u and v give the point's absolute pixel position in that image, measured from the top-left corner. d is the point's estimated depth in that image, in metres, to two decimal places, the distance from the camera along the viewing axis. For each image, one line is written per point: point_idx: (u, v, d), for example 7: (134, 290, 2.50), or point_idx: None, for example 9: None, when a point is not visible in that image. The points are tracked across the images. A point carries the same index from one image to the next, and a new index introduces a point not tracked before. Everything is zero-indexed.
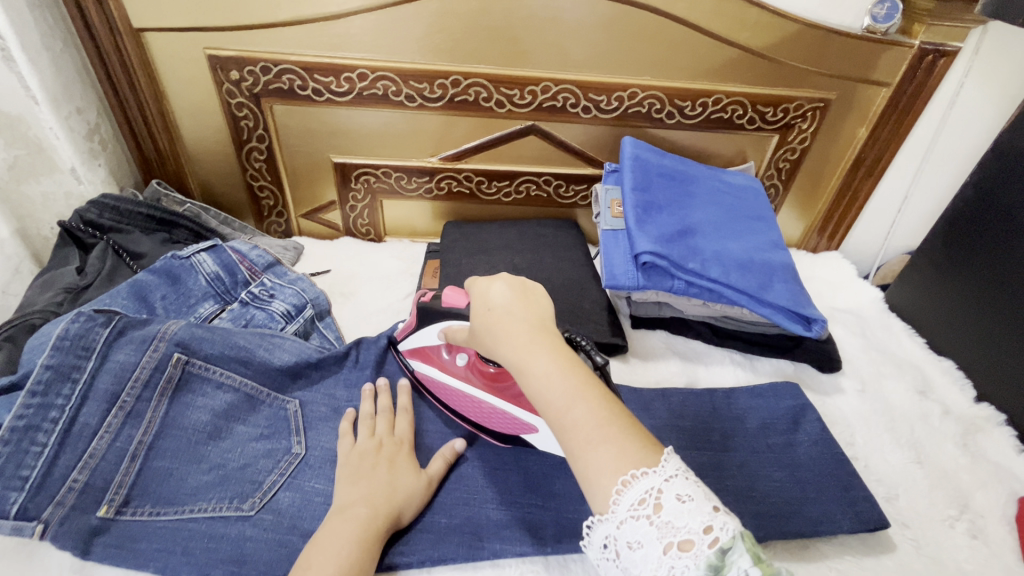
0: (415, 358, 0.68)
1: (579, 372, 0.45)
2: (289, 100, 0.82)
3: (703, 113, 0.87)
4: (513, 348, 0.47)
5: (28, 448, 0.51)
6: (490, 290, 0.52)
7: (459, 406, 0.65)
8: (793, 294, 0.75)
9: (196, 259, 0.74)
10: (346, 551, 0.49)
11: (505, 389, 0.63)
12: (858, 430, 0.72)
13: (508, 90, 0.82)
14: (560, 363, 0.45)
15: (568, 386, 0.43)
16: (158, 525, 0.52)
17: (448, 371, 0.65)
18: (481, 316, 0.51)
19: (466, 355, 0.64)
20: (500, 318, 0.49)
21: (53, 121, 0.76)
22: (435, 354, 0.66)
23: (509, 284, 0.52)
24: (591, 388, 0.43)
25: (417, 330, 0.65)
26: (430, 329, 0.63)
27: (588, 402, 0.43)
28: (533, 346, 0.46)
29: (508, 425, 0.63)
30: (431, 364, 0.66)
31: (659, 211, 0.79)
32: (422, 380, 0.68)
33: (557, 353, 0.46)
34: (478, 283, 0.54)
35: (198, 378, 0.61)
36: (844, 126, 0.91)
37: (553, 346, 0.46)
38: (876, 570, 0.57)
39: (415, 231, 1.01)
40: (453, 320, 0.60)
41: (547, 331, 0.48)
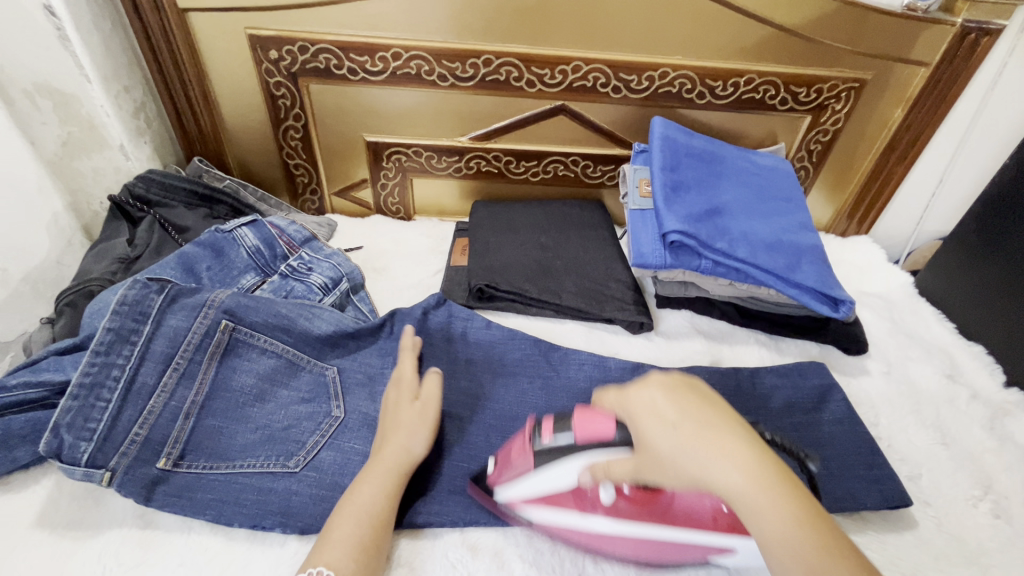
0: (535, 506, 0.54)
1: (816, 516, 0.37)
2: (326, 79, 0.84)
3: (734, 93, 0.87)
4: (730, 488, 0.38)
5: (94, 404, 0.55)
6: (661, 404, 0.41)
7: (612, 546, 0.53)
8: (821, 275, 0.75)
9: (238, 233, 0.78)
10: (370, 496, 0.52)
11: (658, 508, 0.49)
12: (883, 411, 0.73)
13: (540, 69, 0.83)
14: (790, 512, 0.37)
15: (813, 542, 0.36)
16: (212, 478, 0.56)
17: (590, 516, 0.51)
18: (668, 443, 0.40)
19: (615, 489, 0.48)
20: (705, 454, 0.39)
21: (103, 99, 0.80)
22: (562, 496, 0.52)
23: (676, 390, 0.42)
24: (839, 540, 0.36)
25: (535, 473, 0.52)
26: (566, 466, 0.50)
27: (842, 559, 0.35)
28: (748, 480, 0.38)
29: (688, 552, 0.51)
30: (561, 505, 0.52)
31: (687, 191, 0.79)
32: (549, 529, 0.54)
33: (780, 492, 0.38)
34: (633, 390, 0.44)
35: (244, 344, 0.64)
36: (879, 107, 0.89)
37: (781, 486, 0.38)
38: (897, 545, 0.59)
39: (444, 210, 1.03)
40: (599, 451, 0.48)
41: (760, 459, 0.39)
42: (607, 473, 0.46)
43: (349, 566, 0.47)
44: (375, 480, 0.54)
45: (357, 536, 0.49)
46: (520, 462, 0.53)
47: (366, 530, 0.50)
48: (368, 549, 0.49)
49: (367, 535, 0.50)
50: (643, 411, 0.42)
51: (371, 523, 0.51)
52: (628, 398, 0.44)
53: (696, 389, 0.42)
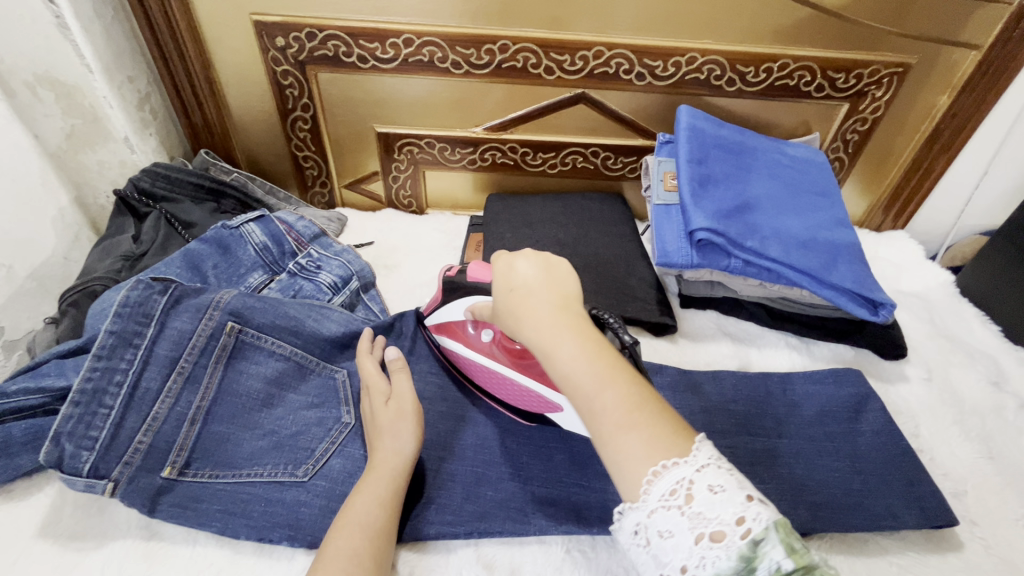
0: (440, 334, 0.66)
1: (608, 358, 0.42)
2: (335, 68, 0.81)
3: (767, 80, 0.81)
4: (533, 329, 0.44)
5: (97, 410, 0.53)
6: (512, 270, 0.48)
7: (486, 384, 0.64)
8: (859, 276, 0.70)
9: (246, 229, 0.75)
10: (369, 509, 0.50)
11: (529, 365, 0.61)
12: (924, 421, 0.69)
13: (559, 55, 0.78)
14: (583, 348, 0.42)
15: (594, 372, 0.41)
16: (218, 487, 0.54)
17: (472, 347, 0.64)
18: (504, 298, 0.48)
19: (492, 331, 0.63)
20: (523, 300, 0.46)
21: (107, 90, 0.77)
22: (458, 328, 0.65)
23: (533, 263, 0.48)
24: (620, 374, 0.41)
25: (441, 305, 0.65)
26: (457, 302, 0.62)
27: (616, 386, 0.41)
28: (552, 326, 0.43)
29: (535, 404, 0.60)
30: (456, 339, 0.65)
31: (715, 185, 0.75)
32: (449, 357, 0.67)
33: (580, 333, 0.43)
34: (501, 258, 0.51)
35: (251, 347, 0.62)
36: (923, 94, 0.83)
37: (580, 329, 0.44)
38: (941, 568, 0.55)
39: (457, 203, 0.99)
40: (481, 296, 0.59)
41: (572, 311, 0.45)
42: (478, 309, 0.58)
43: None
44: (372, 491, 0.51)
45: (358, 553, 0.47)
46: (433, 297, 0.66)
47: (367, 545, 0.48)
48: (368, 565, 0.47)
49: (369, 549, 0.48)
50: (497, 278, 0.49)
51: (372, 536, 0.48)
52: (501, 262, 0.50)
53: (544, 262, 0.49)
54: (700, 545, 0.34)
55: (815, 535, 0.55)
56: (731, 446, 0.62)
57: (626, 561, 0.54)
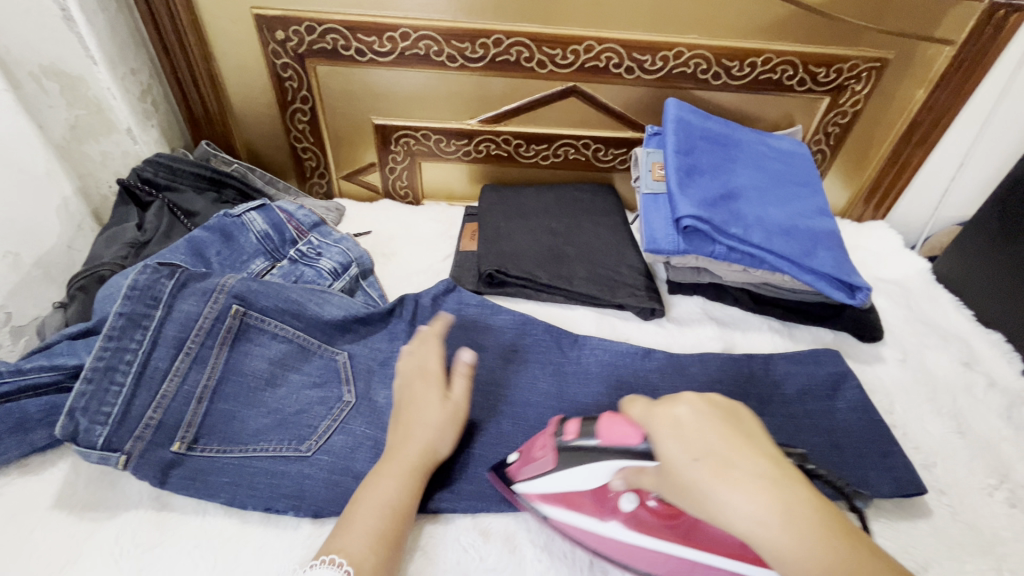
0: (552, 505, 0.54)
1: (866, 564, 0.32)
2: (333, 60, 0.83)
3: (751, 74, 0.84)
4: (753, 528, 0.33)
5: (108, 387, 0.55)
6: (684, 430, 0.37)
7: (632, 559, 0.51)
8: (838, 261, 0.74)
9: (247, 217, 0.77)
10: (388, 487, 0.52)
11: (683, 526, 0.49)
12: (898, 399, 0.72)
13: (551, 49, 0.81)
14: (829, 559, 0.32)
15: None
16: (225, 461, 0.56)
17: (609, 522, 0.51)
18: (685, 475, 0.36)
19: (642, 497, 0.50)
20: (724, 479, 0.34)
21: (110, 82, 0.79)
22: (583, 499, 0.52)
23: (700, 416, 0.37)
24: None
25: (559, 473, 0.52)
26: (593, 468, 0.50)
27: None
28: (779, 527, 0.32)
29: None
30: (581, 511, 0.53)
31: (701, 175, 0.78)
32: (563, 530, 0.54)
33: (818, 536, 0.32)
34: (652, 412, 0.40)
35: (255, 329, 0.64)
36: (901, 88, 0.87)
37: (826, 535, 0.32)
38: (911, 534, 0.58)
39: (452, 194, 1.02)
40: (625, 460, 0.47)
41: (794, 498, 0.33)
42: (635, 478, 0.46)
43: (365, 556, 0.47)
44: (397, 473, 0.53)
45: (377, 529, 0.49)
46: (540, 459, 0.53)
47: (386, 521, 0.50)
48: (383, 541, 0.49)
49: (387, 526, 0.50)
50: (664, 440, 0.38)
51: (389, 513, 0.50)
52: (652, 426, 0.39)
53: (722, 418, 0.37)
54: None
55: None
56: None
57: None
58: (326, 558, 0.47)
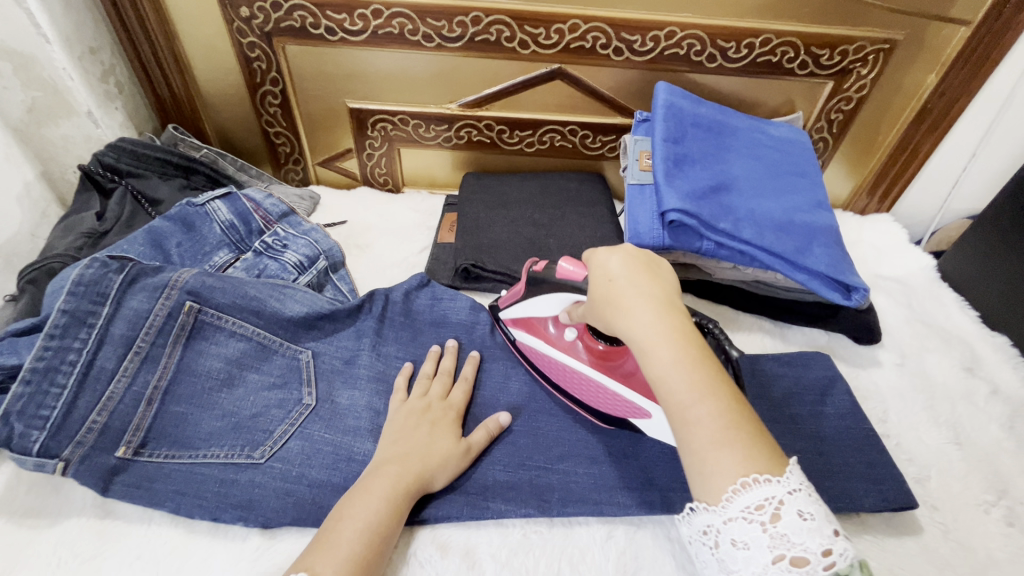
0: (517, 328, 0.66)
1: (710, 366, 0.41)
2: (302, 40, 0.78)
3: (749, 56, 0.79)
4: (637, 322, 0.43)
5: (48, 389, 0.52)
6: (611, 263, 0.48)
7: (565, 382, 0.63)
8: (834, 259, 0.69)
9: (211, 207, 0.74)
10: (374, 505, 0.49)
11: (614, 367, 0.60)
12: (893, 406, 0.68)
13: (533, 28, 0.76)
14: (685, 353, 0.41)
15: (693, 380, 0.40)
16: (173, 467, 0.54)
17: (554, 345, 0.63)
18: (601, 288, 0.47)
19: (576, 329, 0.61)
20: (620, 293, 0.45)
21: (65, 61, 0.74)
22: (540, 325, 0.64)
23: (630, 256, 0.48)
24: (720, 386, 0.40)
25: (524, 301, 0.62)
26: (545, 301, 0.60)
27: (712, 399, 0.40)
28: (655, 325, 0.42)
29: (620, 410, 0.58)
30: (536, 335, 0.64)
31: (691, 165, 0.73)
32: (523, 351, 0.66)
33: (683, 339, 0.42)
34: (596, 253, 0.50)
35: (211, 327, 0.61)
36: (910, 72, 0.81)
37: (682, 335, 0.42)
38: (897, 552, 0.55)
39: (434, 182, 0.97)
40: (573, 294, 0.56)
41: (674, 315, 0.43)
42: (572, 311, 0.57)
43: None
44: (387, 493, 0.50)
45: (354, 549, 0.46)
46: (514, 291, 0.63)
47: (364, 546, 0.46)
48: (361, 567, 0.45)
49: (364, 551, 0.46)
50: (594, 270, 0.49)
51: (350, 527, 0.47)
52: (591, 260, 0.50)
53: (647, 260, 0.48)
54: (779, 565, 0.36)
55: None
56: None
57: (582, 542, 0.53)
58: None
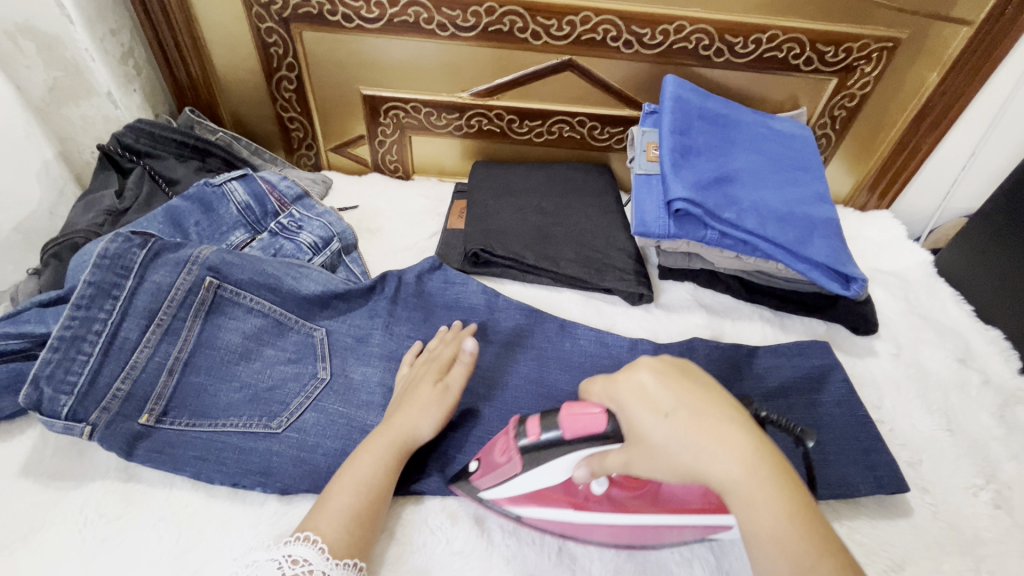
0: (523, 506, 0.52)
1: (813, 516, 0.38)
2: (319, 26, 0.80)
3: (755, 51, 0.81)
4: (723, 468, 0.38)
5: (75, 357, 0.54)
6: (655, 385, 0.42)
7: (616, 536, 0.51)
8: (834, 250, 0.71)
9: (228, 187, 0.75)
10: (369, 470, 0.51)
11: (650, 494, 0.50)
12: (888, 393, 0.70)
13: (546, 20, 0.77)
14: (786, 503, 0.37)
15: (803, 538, 0.36)
16: (194, 435, 0.56)
17: (584, 510, 0.50)
18: (654, 426, 0.40)
19: (605, 481, 0.49)
20: (701, 430, 0.39)
21: (88, 42, 0.76)
22: (553, 493, 0.51)
23: (677, 378, 0.42)
24: (826, 536, 0.37)
25: (523, 475, 0.50)
26: (556, 466, 0.48)
27: (828, 556, 0.36)
28: (747, 468, 0.38)
29: (693, 532, 0.50)
30: (553, 505, 0.51)
31: (697, 156, 0.75)
32: (544, 527, 0.53)
33: (779, 485, 0.38)
34: (629, 372, 0.44)
35: (229, 302, 0.63)
36: (913, 70, 0.83)
37: (778, 479, 0.38)
38: (889, 532, 0.57)
39: (444, 170, 0.99)
40: (592, 445, 0.46)
41: (761, 451, 0.39)
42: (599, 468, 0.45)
43: (340, 539, 0.47)
44: (381, 458, 0.52)
45: (348, 503, 0.49)
46: (499, 474, 0.51)
47: (362, 504, 0.49)
48: (358, 523, 0.48)
49: (361, 507, 0.49)
50: (632, 398, 0.42)
51: (362, 491, 0.50)
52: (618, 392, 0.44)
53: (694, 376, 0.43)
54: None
55: None
56: None
57: None
58: (301, 535, 0.46)
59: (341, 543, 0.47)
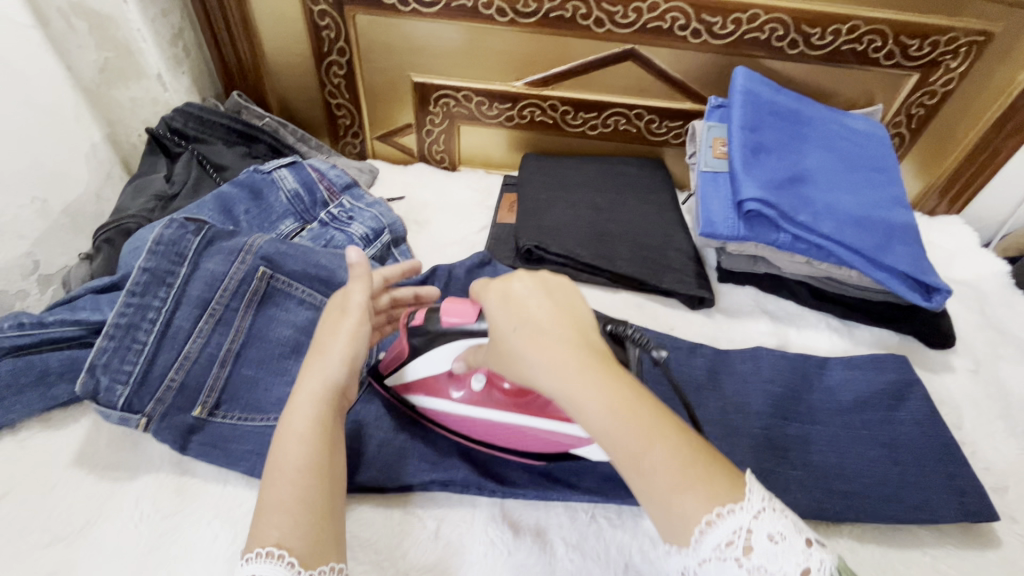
0: (415, 394, 0.57)
1: (649, 405, 0.37)
2: (374, 9, 0.77)
3: (833, 43, 0.76)
4: (555, 375, 0.38)
5: (130, 345, 0.53)
6: (508, 301, 0.42)
7: (488, 435, 0.56)
8: (915, 258, 0.67)
9: (277, 174, 0.74)
10: (297, 450, 0.43)
11: (533, 403, 0.54)
12: (968, 413, 0.66)
13: (611, 6, 0.74)
14: (616, 396, 0.37)
15: (635, 427, 0.36)
16: (247, 430, 0.54)
17: (461, 401, 0.55)
18: (506, 339, 0.41)
19: (485, 374, 0.54)
20: (533, 342, 0.39)
21: (141, 22, 0.76)
22: (441, 385, 0.56)
23: (532, 289, 0.42)
24: (661, 422, 0.37)
25: (413, 361, 0.55)
26: (436, 355, 0.54)
27: (664, 439, 0.36)
28: (575, 372, 0.37)
29: (556, 445, 0.54)
30: (437, 396, 0.56)
31: (768, 153, 0.71)
32: (429, 417, 0.58)
33: (611, 382, 0.37)
34: (487, 294, 0.44)
35: (282, 294, 0.61)
36: (1003, 67, 0.77)
37: (607, 373, 0.38)
38: (976, 563, 0.53)
39: (490, 162, 0.96)
40: (467, 338, 0.51)
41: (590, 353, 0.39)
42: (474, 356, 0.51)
43: (297, 532, 0.39)
44: (304, 431, 0.43)
45: (292, 494, 0.40)
46: (397, 352, 0.56)
47: (310, 486, 0.41)
48: (316, 507, 0.40)
49: (312, 493, 0.41)
50: (495, 313, 0.42)
51: (303, 475, 0.41)
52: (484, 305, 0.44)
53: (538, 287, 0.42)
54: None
55: (848, 523, 0.54)
56: (764, 429, 0.60)
57: (652, 530, 0.53)
58: (262, 551, 0.38)
59: (299, 537, 0.39)
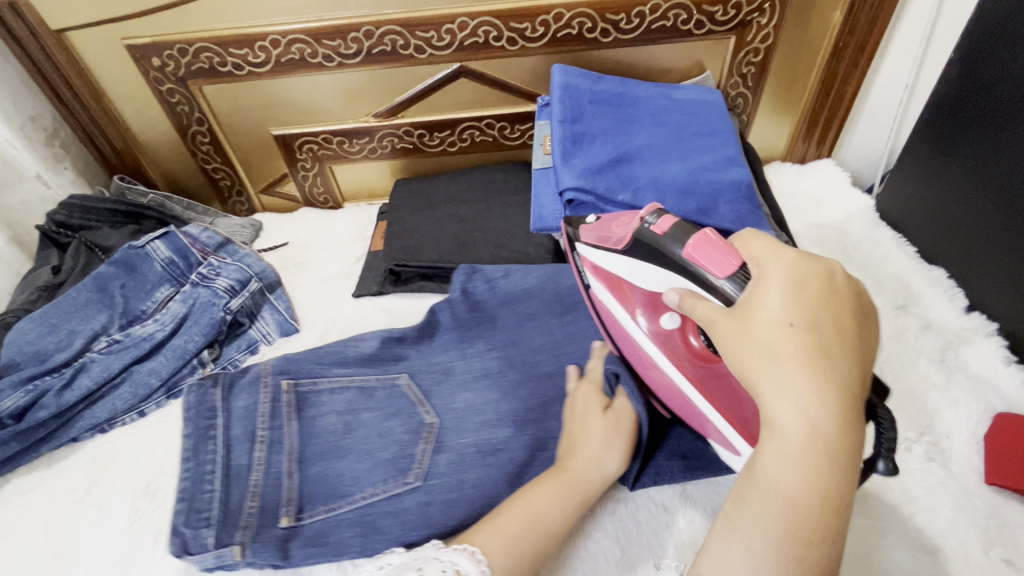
0: (599, 283, 0.56)
1: (841, 514, 0.33)
2: (214, 78, 0.82)
3: (642, 25, 0.79)
4: (790, 412, 0.33)
5: (202, 494, 0.55)
6: (788, 304, 0.37)
7: (641, 365, 0.55)
8: (741, 215, 0.69)
9: (151, 247, 0.78)
10: (546, 507, 0.49)
11: (707, 372, 0.49)
12: None
13: (424, 33, 0.78)
14: (823, 488, 0.33)
15: (818, 525, 0.32)
16: (339, 518, 0.54)
17: (637, 321, 0.53)
18: (770, 329, 0.36)
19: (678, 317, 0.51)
20: (799, 366, 0.34)
21: (8, 133, 0.81)
22: (631, 292, 0.53)
23: (828, 312, 0.36)
24: (835, 541, 0.33)
25: (622, 254, 0.53)
26: (659, 272, 0.49)
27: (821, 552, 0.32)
28: (817, 427, 0.33)
29: (693, 415, 0.51)
30: (619, 297, 0.54)
31: (591, 141, 0.73)
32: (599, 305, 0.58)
33: (831, 469, 0.33)
34: (771, 276, 0.39)
35: (313, 394, 0.62)
36: (813, 14, 0.79)
37: (845, 462, 0.33)
38: None
39: (373, 193, 1.01)
40: (699, 285, 0.45)
41: (851, 419, 0.33)
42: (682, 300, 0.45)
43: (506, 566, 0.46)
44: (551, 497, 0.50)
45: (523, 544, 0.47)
46: (619, 238, 0.53)
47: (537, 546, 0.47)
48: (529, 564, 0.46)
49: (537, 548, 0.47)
50: (763, 298, 0.38)
51: (542, 535, 0.48)
52: (760, 268, 0.40)
53: (850, 308, 0.37)
54: None
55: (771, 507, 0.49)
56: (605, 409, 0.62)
57: None
58: (461, 546, 0.46)
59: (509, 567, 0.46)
